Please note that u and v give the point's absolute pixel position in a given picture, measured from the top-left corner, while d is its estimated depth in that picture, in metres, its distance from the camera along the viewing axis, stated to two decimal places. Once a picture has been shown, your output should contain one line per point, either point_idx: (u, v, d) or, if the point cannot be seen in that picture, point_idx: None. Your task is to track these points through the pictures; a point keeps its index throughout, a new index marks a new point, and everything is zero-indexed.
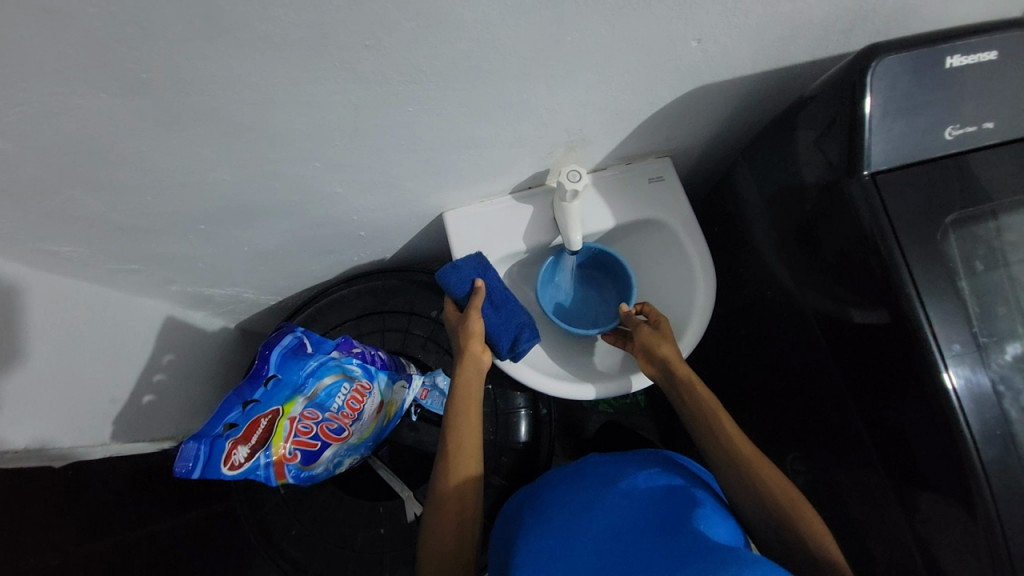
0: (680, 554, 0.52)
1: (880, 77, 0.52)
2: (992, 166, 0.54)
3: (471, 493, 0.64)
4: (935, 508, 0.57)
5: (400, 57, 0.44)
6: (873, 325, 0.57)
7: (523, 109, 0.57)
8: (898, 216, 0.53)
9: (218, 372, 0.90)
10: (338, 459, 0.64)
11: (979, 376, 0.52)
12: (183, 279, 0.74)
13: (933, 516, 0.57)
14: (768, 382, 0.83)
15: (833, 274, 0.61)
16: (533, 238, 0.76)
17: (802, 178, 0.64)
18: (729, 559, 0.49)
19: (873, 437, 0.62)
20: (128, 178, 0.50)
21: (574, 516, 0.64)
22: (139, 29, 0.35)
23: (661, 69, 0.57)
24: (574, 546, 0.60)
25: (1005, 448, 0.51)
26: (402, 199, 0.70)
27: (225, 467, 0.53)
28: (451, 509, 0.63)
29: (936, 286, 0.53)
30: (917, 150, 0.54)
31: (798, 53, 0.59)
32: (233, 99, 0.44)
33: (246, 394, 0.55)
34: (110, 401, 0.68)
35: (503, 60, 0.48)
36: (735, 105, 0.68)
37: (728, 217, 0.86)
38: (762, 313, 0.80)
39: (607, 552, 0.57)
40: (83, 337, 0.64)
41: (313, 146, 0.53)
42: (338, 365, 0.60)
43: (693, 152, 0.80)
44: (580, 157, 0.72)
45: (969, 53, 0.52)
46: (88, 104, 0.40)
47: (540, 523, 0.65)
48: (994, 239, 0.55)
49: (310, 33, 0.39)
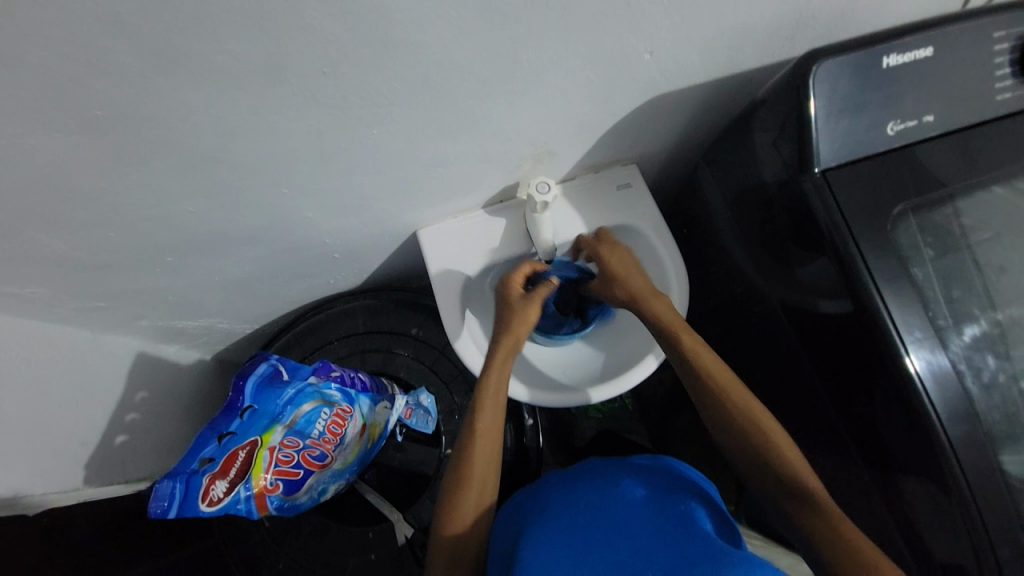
0: (688, 556, 0.53)
1: (822, 79, 0.55)
2: (935, 156, 0.57)
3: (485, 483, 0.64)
4: (915, 490, 0.58)
5: (360, 82, 0.45)
6: (839, 315, 0.59)
7: (487, 125, 0.58)
8: (851, 210, 0.56)
9: (194, 405, 0.88)
10: (322, 486, 0.63)
11: (941, 357, 0.54)
12: (153, 313, 0.73)
13: (913, 498, 0.59)
14: (746, 376, 0.85)
15: (799, 269, 0.63)
16: (507, 251, 0.77)
17: (762, 178, 0.66)
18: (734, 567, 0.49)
19: (847, 425, 0.64)
20: (87, 214, 0.49)
21: (571, 512, 0.64)
22: (93, 68, 0.35)
23: (619, 80, 0.58)
24: (580, 540, 0.59)
25: (969, 423, 0.54)
26: (375, 219, 0.70)
27: (204, 504, 0.51)
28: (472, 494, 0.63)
29: (892, 274, 0.55)
30: (864, 146, 0.56)
31: (747, 59, 0.62)
32: (194, 130, 0.43)
33: (221, 426, 0.54)
34: (81, 443, 0.65)
35: (464, 79, 0.49)
36: (693, 110, 0.71)
37: (695, 219, 0.89)
38: (734, 309, 0.82)
39: (609, 549, 0.57)
40: (47, 380, 0.62)
41: (280, 171, 0.53)
42: (317, 390, 0.59)
43: (658, 158, 0.82)
44: (549, 169, 0.73)
45: (905, 51, 0.55)
46: (43, 144, 0.40)
47: (542, 523, 0.64)
48: (942, 225, 0.58)
49: (268, 63, 0.39)
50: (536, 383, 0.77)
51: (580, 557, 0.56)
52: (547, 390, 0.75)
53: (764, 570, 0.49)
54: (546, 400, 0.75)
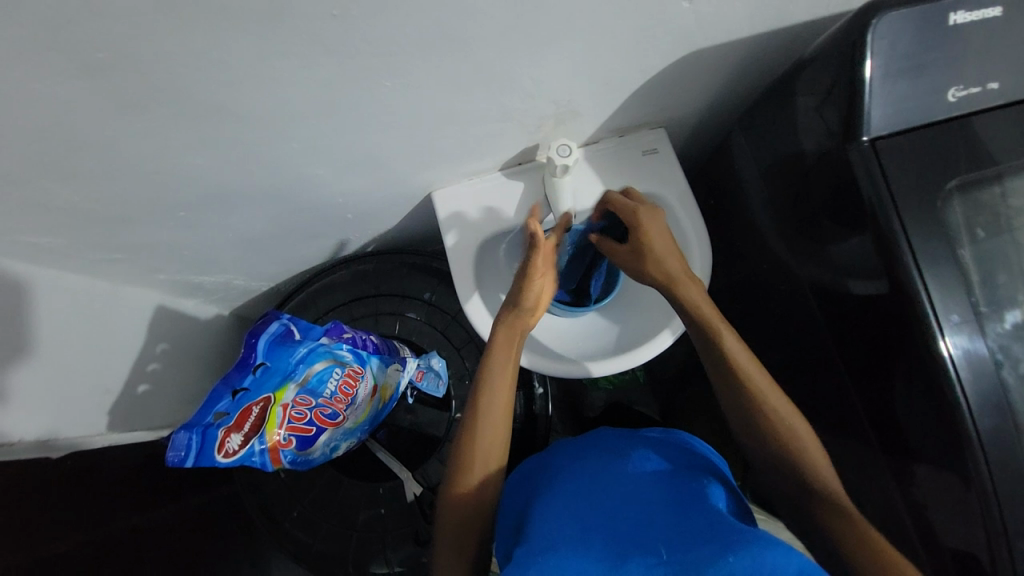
0: (699, 534, 0.52)
1: (882, 35, 0.49)
2: (996, 128, 0.52)
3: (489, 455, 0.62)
4: (930, 478, 0.57)
5: (372, 28, 0.42)
6: (872, 296, 0.56)
7: (506, 80, 0.55)
8: (898, 184, 0.52)
9: (213, 358, 0.90)
10: (334, 443, 0.64)
11: (978, 347, 0.51)
12: (170, 267, 0.73)
13: (927, 485, 0.58)
14: (767, 355, 0.82)
15: (833, 245, 0.60)
16: (524, 216, 0.74)
17: (802, 148, 0.62)
18: (750, 548, 0.47)
19: (866, 405, 0.62)
20: (96, 164, 0.48)
21: (582, 482, 0.64)
22: (90, 6, 0.32)
23: (652, 33, 0.54)
24: (593, 512, 0.59)
25: (999, 415, 0.51)
26: (388, 179, 0.68)
27: (219, 455, 0.53)
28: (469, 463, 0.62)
29: (938, 256, 0.51)
30: (919, 114, 0.51)
31: (796, 12, 0.56)
32: (201, 77, 0.41)
33: (235, 382, 0.56)
34: (105, 392, 0.68)
35: (484, 29, 0.46)
36: (730, 70, 0.65)
37: (724, 190, 0.84)
38: (760, 287, 0.79)
39: (618, 522, 0.57)
40: (70, 329, 0.64)
41: (290, 124, 0.51)
42: (328, 351, 0.59)
43: (688, 122, 0.77)
44: (571, 130, 0.69)
45: (973, 10, 0.48)
46: (45, 88, 0.38)
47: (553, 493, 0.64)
48: (992, 206, 0.53)
49: (274, 5, 0.37)
50: (549, 352, 0.76)
51: (588, 528, 0.56)
52: (565, 360, 0.74)
53: (780, 550, 0.47)
54: (564, 369, 0.73)
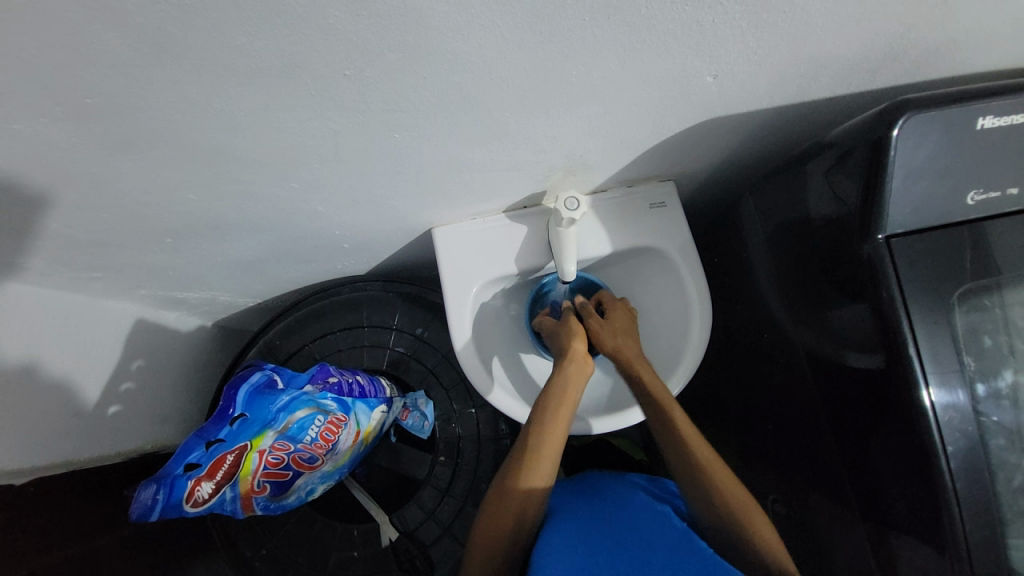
0: None
1: (907, 135, 0.48)
2: (1008, 236, 0.51)
3: (534, 499, 0.60)
4: (910, 556, 0.55)
5: (384, 87, 0.40)
6: (869, 370, 0.54)
7: (521, 136, 0.53)
8: (910, 281, 0.50)
9: (191, 373, 0.87)
10: (311, 486, 0.63)
11: (975, 460, 0.50)
12: (153, 284, 0.70)
13: (910, 563, 0.55)
14: (757, 421, 0.81)
15: (832, 312, 0.59)
16: (525, 262, 0.72)
17: (809, 214, 0.60)
18: None
19: (850, 473, 0.61)
20: (77, 195, 0.45)
21: (577, 514, 0.63)
22: (79, 55, 0.30)
23: (672, 102, 0.52)
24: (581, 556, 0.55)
25: (990, 530, 0.50)
26: (388, 215, 0.65)
27: (187, 505, 0.50)
28: (509, 509, 0.59)
29: (941, 355, 0.50)
30: (939, 213, 0.50)
31: (819, 90, 0.55)
32: (197, 124, 0.39)
33: (210, 433, 0.52)
34: (71, 414, 0.64)
35: (499, 92, 0.44)
36: (747, 136, 0.64)
37: (729, 249, 0.84)
38: (756, 352, 0.78)
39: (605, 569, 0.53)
40: (43, 347, 0.61)
41: (290, 166, 0.48)
42: (313, 399, 0.57)
43: (698, 178, 0.76)
44: (581, 180, 0.68)
45: (1003, 115, 0.48)
46: (27, 129, 0.35)
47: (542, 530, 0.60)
48: (989, 312, 0.52)
49: (282, 63, 0.34)
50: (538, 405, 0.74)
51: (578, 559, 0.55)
52: None
53: None
54: None
